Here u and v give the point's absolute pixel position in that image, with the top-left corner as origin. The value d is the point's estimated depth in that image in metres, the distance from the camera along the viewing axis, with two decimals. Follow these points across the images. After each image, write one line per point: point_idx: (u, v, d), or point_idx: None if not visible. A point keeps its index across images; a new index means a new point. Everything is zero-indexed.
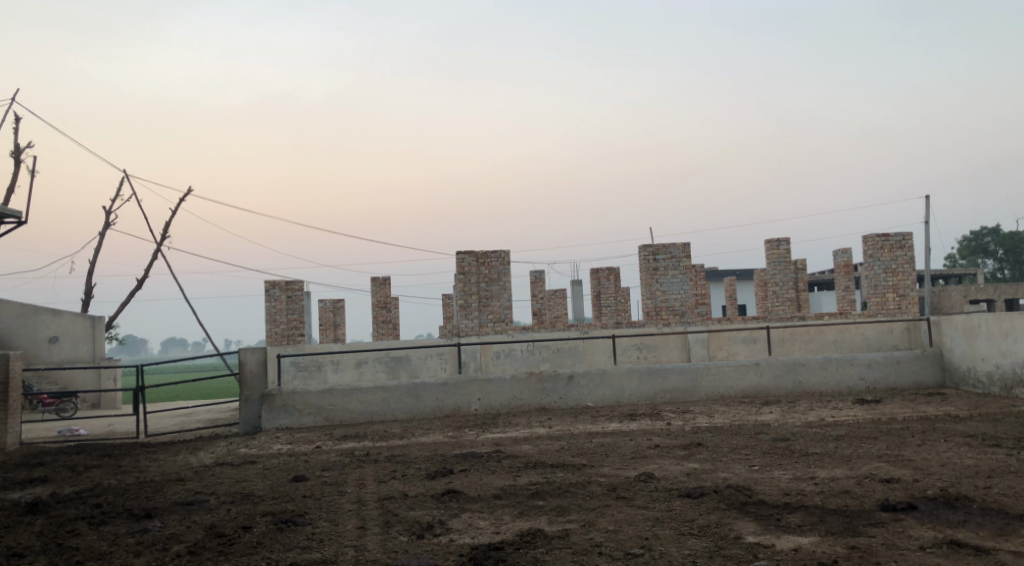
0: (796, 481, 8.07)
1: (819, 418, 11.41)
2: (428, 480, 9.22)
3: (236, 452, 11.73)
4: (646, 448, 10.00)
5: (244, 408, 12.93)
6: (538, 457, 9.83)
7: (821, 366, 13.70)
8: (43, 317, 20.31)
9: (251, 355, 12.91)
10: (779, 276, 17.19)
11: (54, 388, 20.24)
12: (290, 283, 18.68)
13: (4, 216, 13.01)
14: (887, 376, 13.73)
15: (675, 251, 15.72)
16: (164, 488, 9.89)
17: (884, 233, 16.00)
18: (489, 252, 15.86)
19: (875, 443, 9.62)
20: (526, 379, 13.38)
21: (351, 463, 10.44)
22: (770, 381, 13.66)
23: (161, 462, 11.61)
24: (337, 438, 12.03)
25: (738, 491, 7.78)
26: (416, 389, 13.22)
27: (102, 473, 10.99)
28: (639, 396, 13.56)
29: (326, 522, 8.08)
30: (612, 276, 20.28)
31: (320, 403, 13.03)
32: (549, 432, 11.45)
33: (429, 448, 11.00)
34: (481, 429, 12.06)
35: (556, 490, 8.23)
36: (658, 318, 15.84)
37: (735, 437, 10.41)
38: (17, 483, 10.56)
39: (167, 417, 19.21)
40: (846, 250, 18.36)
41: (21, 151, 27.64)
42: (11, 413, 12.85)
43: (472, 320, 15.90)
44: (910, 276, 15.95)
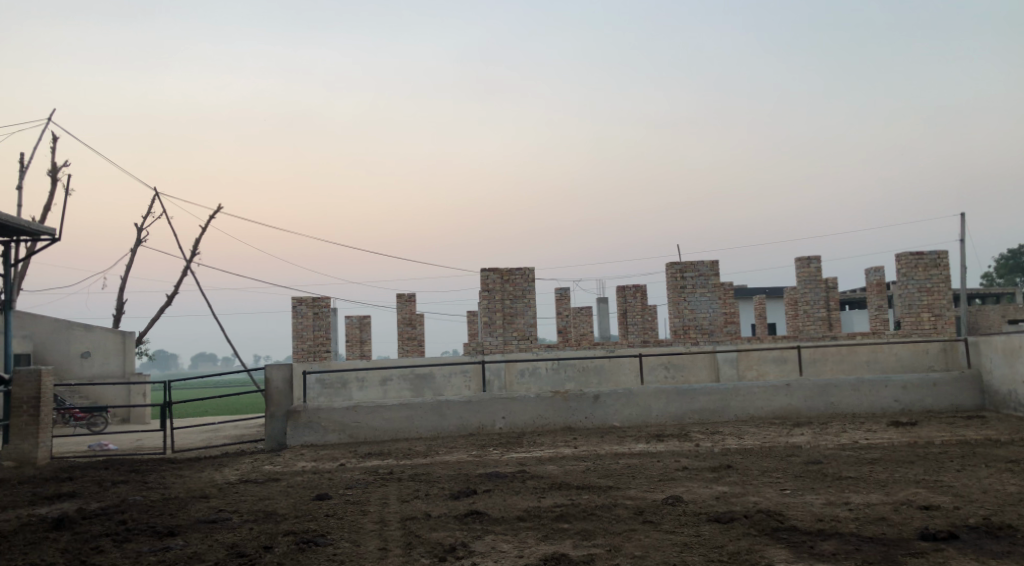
0: (829, 507, 7.83)
1: (852, 441, 11.13)
2: (452, 500, 9.07)
3: (260, 470, 11.64)
4: (674, 470, 9.80)
5: (268, 424, 12.91)
6: (563, 478, 9.65)
7: (853, 388, 13.40)
8: (75, 333, 20.47)
9: (277, 372, 12.91)
10: (809, 295, 16.91)
11: (85, 403, 20.31)
12: (317, 300, 18.69)
13: (38, 233, 13.00)
14: (923, 398, 13.40)
15: (702, 269, 15.53)
16: (187, 505, 9.83)
17: (918, 252, 15.70)
18: (513, 269, 15.77)
19: (911, 468, 9.35)
20: (551, 398, 13.20)
21: (374, 482, 10.32)
22: (801, 403, 13.39)
23: (185, 478, 11.54)
24: (360, 456, 11.92)
25: (769, 517, 7.56)
26: (440, 407, 13.10)
27: (128, 489, 10.94)
28: (666, 417, 13.33)
29: (347, 542, 7.95)
30: (638, 294, 20.14)
31: (344, 420, 12.92)
32: (574, 452, 11.26)
33: (453, 467, 10.84)
34: (505, 448, 11.88)
35: (581, 513, 8.05)
36: (686, 336, 15.60)
37: (765, 459, 10.18)
38: (44, 498, 10.54)
39: (194, 433, 19.21)
40: (878, 268, 18.04)
41: (57, 170, 28.02)
42: (42, 427, 12.85)
43: (496, 338, 15.75)
44: (945, 295, 15.61)
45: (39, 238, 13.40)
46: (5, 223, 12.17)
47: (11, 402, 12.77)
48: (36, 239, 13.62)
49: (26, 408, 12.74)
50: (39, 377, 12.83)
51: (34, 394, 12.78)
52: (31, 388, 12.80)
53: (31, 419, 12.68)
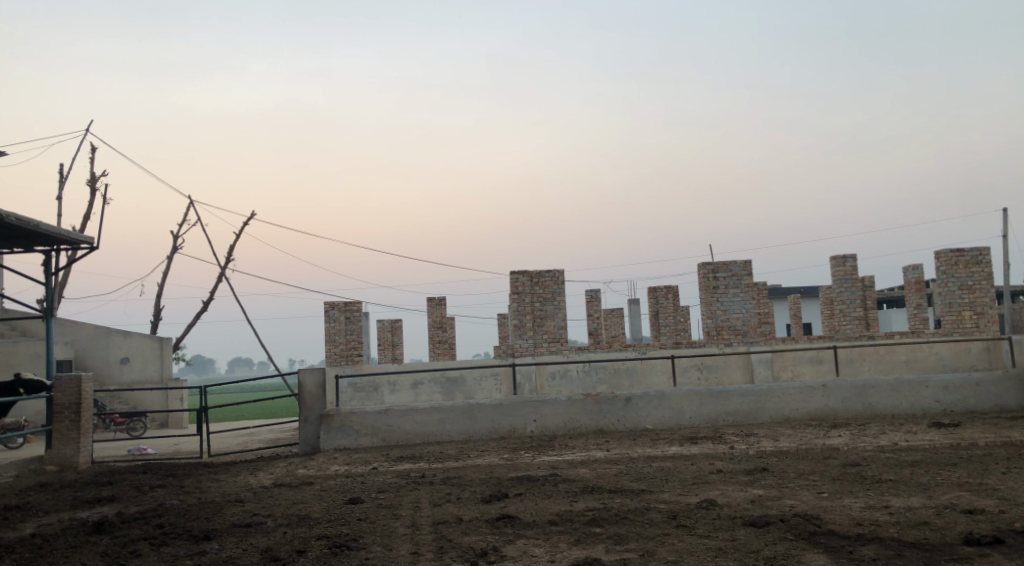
0: (869, 510, 7.65)
1: (892, 443, 10.91)
2: (483, 504, 9.01)
3: (294, 473, 11.66)
4: (708, 473, 9.66)
5: (302, 428, 12.93)
6: (596, 482, 9.55)
7: (892, 388, 13.16)
8: (114, 339, 20.69)
9: (309, 376, 12.97)
10: (845, 294, 16.64)
11: (124, 408, 20.47)
12: (348, 304, 18.73)
13: (77, 243, 13.11)
14: (965, 399, 13.12)
15: (735, 269, 15.33)
16: (222, 509, 9.86)
17: (959, 248, 15.37)
18: (543, 272, 15.67)
19: (953, 471, 9.13)
20: (583, 400, 13.10)
21: (406, 485, 10.28)
22: (838, 404, 13.17)
23: (221, 482, 11.59)
24: (393, 460, 11.90)
25: (806, 521, 7.41)
26: (472, 410, 13.05)
27: (166, 493, 11.01)
28: (700, 419, 13.17)
29: (379, 547, 7.91)
30: (670, 294, 20.07)
31: (377, 424, 12.91)
32: (607, 455, 11.15)
33: (484, 471, 10.78)
34: (537, 451, 11.80)
35: (615, 517, 7.95)
36: (719, 337, 15.41)
37: (802, 462, 10.00)
38: (84, 502, 10.63)
39: (230, 437, 19.34)
40: (916, 265, 17.71)
41: (95, 179, 28.40)
42: (83, 433, 12.98)
43: (526, 340, 15.68)
44: (987, 293, 15.29)
45: (78, 247, 13.53)
46: (45, 232, 12.31)
47: (53, 408, 12.92)
48: (76, 248, 13.75)
49: (67, 413, 12.88)
50: (80, 383, 12.97)
51: (75, 400, 12.91)
52: (72, 394, 12.95)
53: (72, 425, 12.82)
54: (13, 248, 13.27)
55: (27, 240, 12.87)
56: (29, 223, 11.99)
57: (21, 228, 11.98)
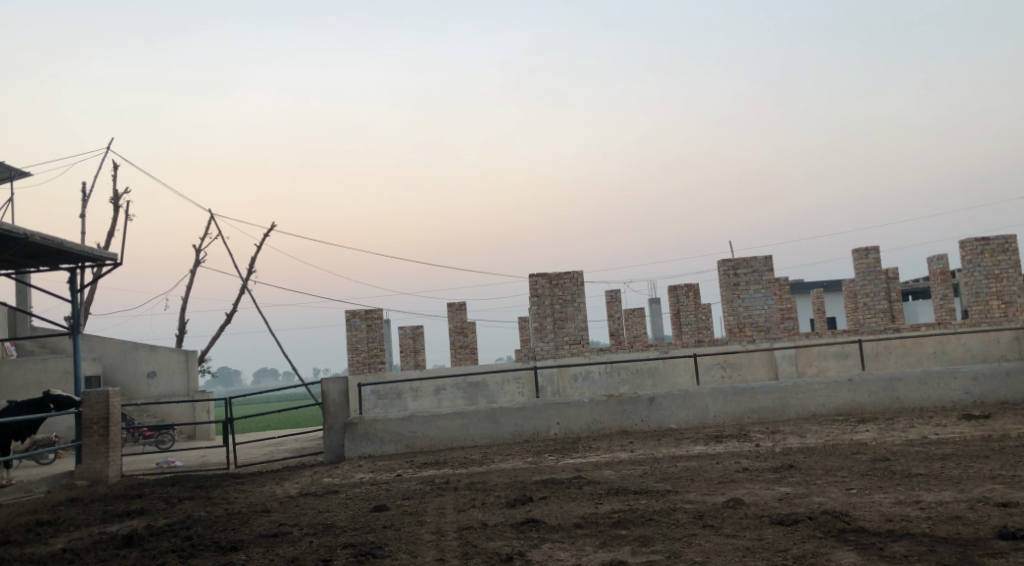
0: (899, 506, 7.53)
1: (921, 436, 10.76)
2: (508, 509, 8.96)
3: (319, 482, 11.67)
4: (734, 472, 9.57)
5: (326, 437, 12.95)
6: (621, 483, 9.49)
7: (919, 381, 12.98)
8: (141, 353, 20.83)
9: (333, 385, 12.96)
10: (869, 286, 16.49)
11: (153, 421, 20.62)
12: (370, 311, 18.70)
13: (101, 259, 13.20)
14: (995, 390, 12.93)
15: (756, 265, 15.23)
16: (249, 520, 9.87)
17: (984, 237, 15.15)
18: (562, 273, 15.60)
19: (985, 463, 8.98)
20: (606, 401, 13.03)
21: (431, 491, 10.25)
22: (865, 398, 13.02)
23: (248, 493, 11.62)
24: (417, 466, 11.88)
25: (835, 518, 7.30)
26: (495, 414, 13.01)
27: (194, 505, 11.04)
28: (725, 418, 13.06)
29: (406, 554, 7.87)
30: (691, 293, 19.72)
31: (400, 430, 12.89)
32: (631, 456, 11.07)
33: (509, 475, 10.74)
34: (561, 454, 11.74)
35: (640, 518, 7.87)
36: (742, 335, 15.26)
37: (829, 458, 9.88)
38: (114, 515, 10.68)
39: (256, 447, 19.42)
40: (940, 256, 17.48)
41: (119, 196, 28.66)
42: (112, 447, 13.06)
43: (548, 343, 15.64)
44: (1015, 282, 15.07)
45: (103, 264, 13.61)
46: (71, 250, 12.38)
47: (82, 423, 12.99)
48: (101, 265, 13.83)
49: (96, 428, 12.95)
50: (108, 398, 13.04)
51: (103, 415, 12.99)
52: (100, 409, 13.03)
53: (101, 439, 12.90)
54: (39, 265, 13.37)
55: (52, 258, 12.96)
56: (54, 241, 12.06)
57: (47, 247, 12.05)
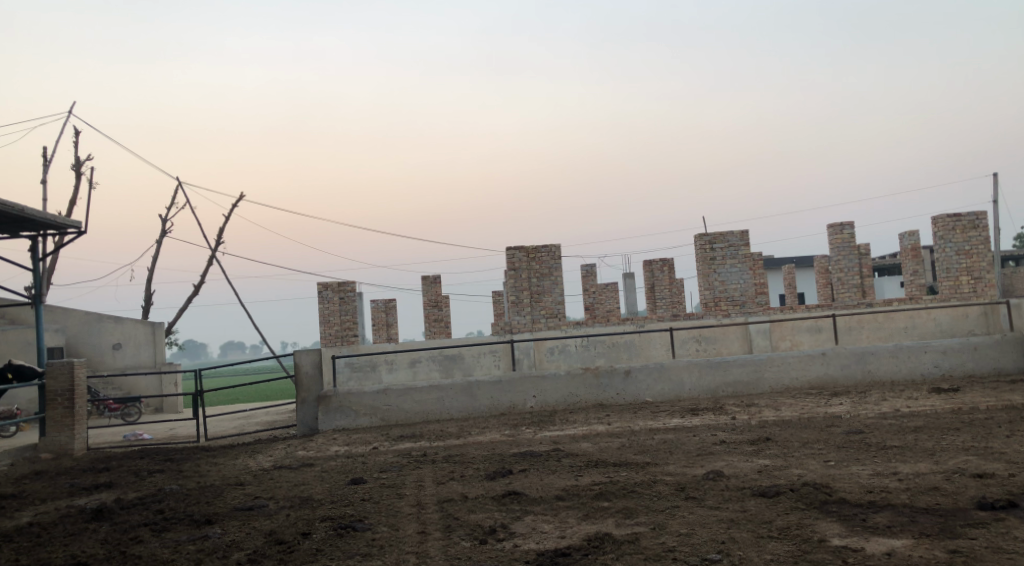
0: (877, 478, 7.62)
1: (893, 409, 10.89)
2: (488, 481, 8.95)
3: (294, 455, 11.59)
4: (711, 444, 9.61)
5: (300, 409, 12.88)
6: (599, 456, 9.51)
7: (891, 355, 13.13)
8: (106, 325, 20.51)
9: (306, 357, 12.88)
10: (843, 262, 16.61)
11: (118, 394, 20.36)
12: (342, 284, 18.58)
13: (64, 226, 12.91)
14: (964, 362, 13.12)
15: (732, 239, 15.30)
16: (223, 493, 9.78)
17: (956, 213, 15.31)
18: (540, 247, 15.55)
19: (958, 435, 9.11)
20: (582, 374, 13.05)
21: (408, 464, 10.22)
22: (838, 371, 13.16)
23: (220, 466, 11.51)
24: (393, 439, 11.82)
25: (816, 490, 7.37)
26: (471, 387, 12.98)
27: (164, 478, 10.91)
28: (700, 391, 13.14)
29: (386, 527, 7.84)
30: (665, 267, 19.80)
31: (375, 403, 12.83)
32: (608, 428, 11.11)
33: (486, 448, 10.73)
34: (538, 427, 11.76)
35: (621, 490, 7.90)
36: (717, 309, 15.33)
37: (804, 431, 9.97)
38: (82, 489, 10.53)
39: (225, 420, 19.28)
40: (911, 232, 17.63)
41: (81, 164, 28.10)
42: (78, 419, 12.87)
43: (524, 317, 15.62)
44: (985, 257, 15.24)
45: (66, 232, 13.32)
46: (32, 217, 12.12)
47: (46, 395, 12.77)
48: (64, 233, 13.54)
49: (60, 400, 12.74)
50: (73, 369, 12.83)
51: (67, 387, 12.79)
52: (65, 381, 12.82)
53: (66, 411, 12.70)
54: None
55: (13, 225, 12.67)
56: (14, 208, 11.79)
57: (7, 213, 11.77)
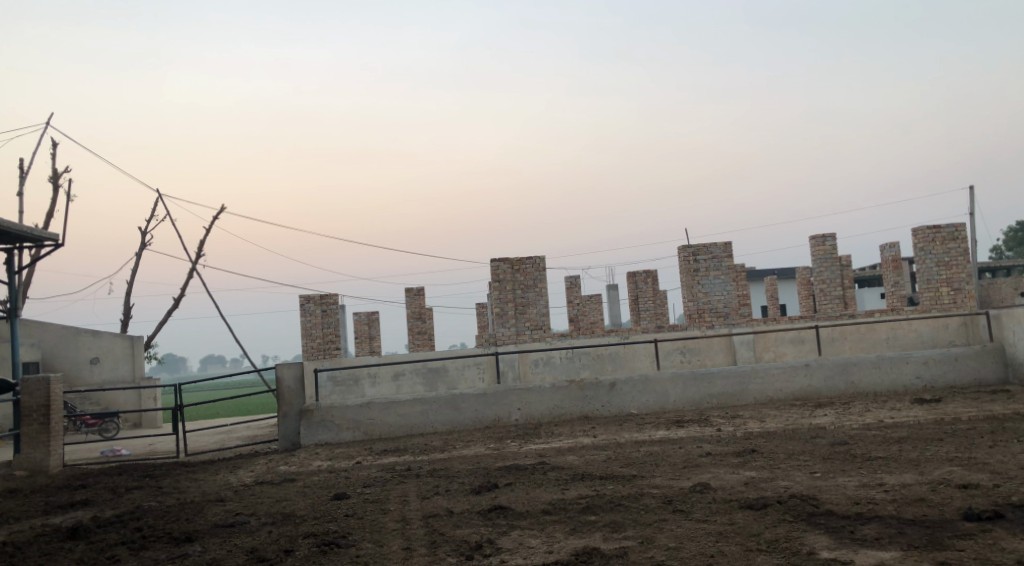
0: (864, 489, 7.63)
1: (877, 420, 10.92)
2: (473, 496, 8.89)
3: (276, 470, 11.48)
4: (697, 456, 9.61)
5: (281, 424, 12.72)
6: (585, 469, 9.47)
7: (874, 366, 13.18)
8: (83, 339, 20.32)
9: (287, 371, 12.74)
10: (825, 273, 16.67)
11: (95, 409, 20.15)
12: (325, 297, 18.44)
13: (40, 239, 12.73)
14: (945, 373, 13.18)
15: (716, 251, 15.30)
16: (204, 510, 9.67)
17: (936, 225, 15.44)
18: (524, 259, 15.52)
19: (942, 446, 9.15)
20: (567, 387, 13.02)
21: (392, 479, 10.14)
22: (821, 383, 13.20)
23: (201, 482, 11.38)
24: (377, 453, 11.74)
25: (803, 502, 7.36)
26: (455, 400, 12.92)
27: (143, 495, 10.77)
28: (684, 402, 13.14)
29: (370, 543, 7.76)
30: (649, 279, 19.93)
31: (359, 417, 12.74)
32: (594, 441, 11.08)
33: (471, 461, 10.67)
34: (523, 440, 11.70)
35: (608, 504, 7.86)
36: (700, 320, 15.39)
37: (790, 442, 9.98)
38: (58, 507, 10.38)
39: (205, 435, 19.11)
40: (892, 243, 17.72)
41: (58, 177, 27.81)
42: (54, 436, 12.69)
43: (509, 328, 15.56)
44: (965, 269, 15.35)
45: (42, 245, 13.14)
46: (7, 229, 11.94)
47: (21, 411, 12.59)
48: (41, 246, 13.36)
49: (36, 416, 12.58)
50: (49, 385, 12.66)
51: (43, 403, 12.61)
52: (41, 396, 12.64)
53: (41, 427, 12.53)
54: None
55: None
56: None
57: None
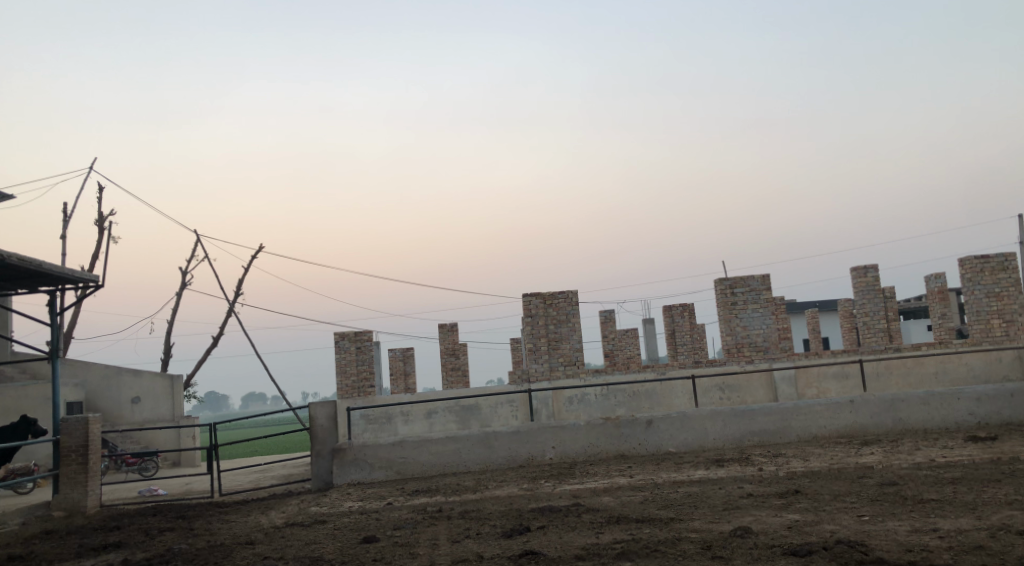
0: (916, 534, 7.21)
1: (928, 459, 10.44)
2: (504, 540, 8.58)
3: (307, 511, 11.25)
4: (738, 498, 9.21)
5: (314, 463, 12.53)
6: (621, 511, 9.11)
7: (922, 402, 12.68)
8: (125, 378, 20.34)
9: (320, 410, 12.54)
10: (869, 306, 16.20)
11: (135, 448, 20.10)
12: (359, 334, 18.38)
13: (80, 281, 12.69)
14: (1000, 410, 12.63)
15: (753, 284, 14.94)
16: (232, 553, 9.45)
17: (984, 255, 14.91)
18: (556, 293, 15.32)
19: (998, 488, 8.67)
20: (602, 424, 12.68)
21: (423, 521, 9.85)
22: (867, 419, 12.71)
23: (232, 523, 11.18)
24: (408, 494, 11.47)
25: (852, 548, 6.96)
26: (488, 438, 12.63)
27: (174, 537, 10.61)
28: (725, 440, 12.72)
29: None
30: (686, 312, 19.53)
31: (391, 456, 12.49)
32: (630, 481, 10.71)
33: (504, 503, 10.35)
34: (557, 480, 11.36)
35: (644, 550, 7.51)
36: (739, 355, 14.99)
37: (835, 482, 9.54)
38: (90, 549, 10.23)
39: (241, 474, 18.96)
40: (938, 274, 17.14)
41: (103, 218, 28.24)
42: (91, 475, 12.58)
43: (542, 364, 15.29)
44: (1016, 300, 14.82)
45: (84, 286, 13.10)
46: (49, 272, 11.93)
47: (60, 451, 12.52)
48: (81, 287, 13.32)
49: (74, 456, 12.49)
50: (87, 425, 12.60)
51: (81, 443, 12.54)
52: (80, 436, 12.57)
53: (79, 467, 12.43)
54: (17, 289, 12.86)
55: (32, 280, 12.49)
56: (32, 262, 11.60)
57: (24, 269, 11.60)
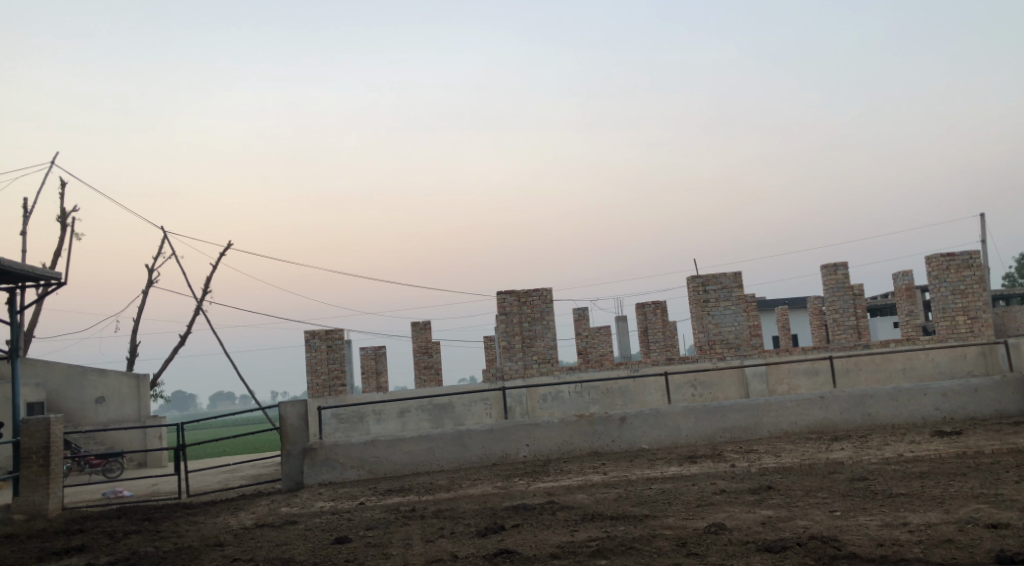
0: (887, 529, 7.29)
1: (897, 454, 10.57)
2: (478, 539, 8.56)
3: (277, 512, 11.16)
4: (711, 494, 9.26)
5: (285, 464, 12.42)
6: (595, 508, 9.13)
7: (890, 397, 12.83)
8: (90, 378, 20.08)
9: (291, 409, 12.41)
10: (838, 303, 16.37)
11: (101, 448, 19.85)
12: (330, 332, 18.26)
13: (42, 278, 12.48)
14: (966, 405, 12.81)
15: (725, 281, 15.03)
16: (200, 555, 9.35)
17: (949, 252, 15.12)
18: (530, 291, 15.33)
19: (966, 481, 8.79)
20: (576, 422, 12.70)
21: (396, 521, 9.81)
22: (837, 415, 12.84)
23: (200, 525, 11.06)
24: (381, 493, 11.42)
25: (824, 544, 7.02)
26: (462, 437, 12.60)
27: (140, 539, 10.47)
28: (697, 437, 12.79)
29: None
30: (658, 310, 19.62)
31: (363, 455, 12.43)
32: (604, 478, 10.74)
33: (478, 501, 10.33)
34: (531, 477, 11.36)
35: (619, 547, 7.52)
36: (711, 352, 15.12)
37: (807, 478, 9.62)
38: (53, 553, 10.07)
39: (210, 474, 18.78)
40: (905, 271, 17.35)
41: (67, 215, 27.84)
42: (53, 477, 12.38)
43: (516, 362, 15.30)
44: (981, 297, 15.03)
45: (46, 283, 12.88)
46: (10, 269, 11.71)
47: (21, 453, 12.31)
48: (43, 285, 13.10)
49: (35, 458, 12.29)
50: (48, 426, 12.40)
51: (43, 444, 12.34)
52: (41, 437, 12.37)
53: (40, 469, 12.23)
54: None
55: None
56: None
57: None
